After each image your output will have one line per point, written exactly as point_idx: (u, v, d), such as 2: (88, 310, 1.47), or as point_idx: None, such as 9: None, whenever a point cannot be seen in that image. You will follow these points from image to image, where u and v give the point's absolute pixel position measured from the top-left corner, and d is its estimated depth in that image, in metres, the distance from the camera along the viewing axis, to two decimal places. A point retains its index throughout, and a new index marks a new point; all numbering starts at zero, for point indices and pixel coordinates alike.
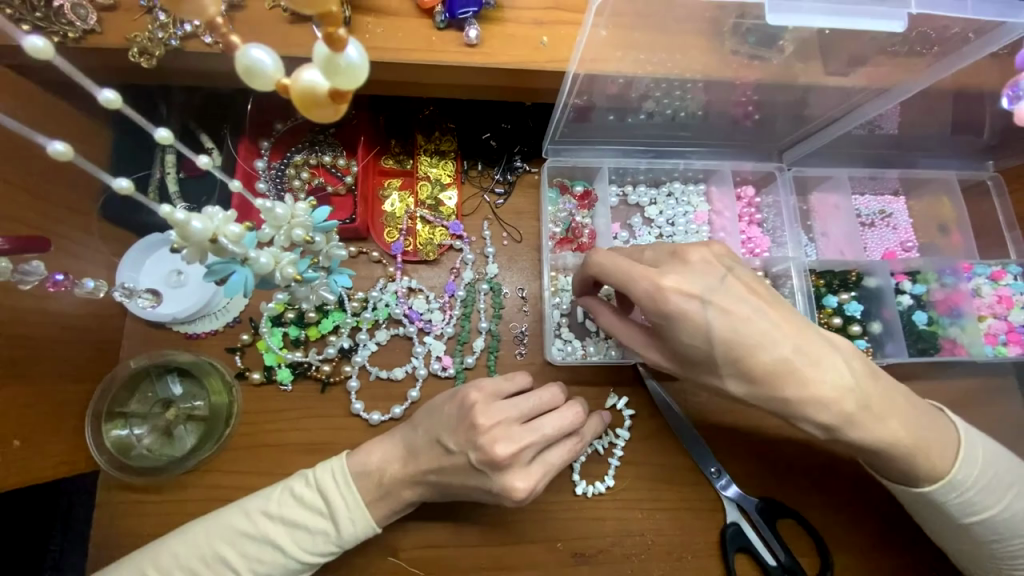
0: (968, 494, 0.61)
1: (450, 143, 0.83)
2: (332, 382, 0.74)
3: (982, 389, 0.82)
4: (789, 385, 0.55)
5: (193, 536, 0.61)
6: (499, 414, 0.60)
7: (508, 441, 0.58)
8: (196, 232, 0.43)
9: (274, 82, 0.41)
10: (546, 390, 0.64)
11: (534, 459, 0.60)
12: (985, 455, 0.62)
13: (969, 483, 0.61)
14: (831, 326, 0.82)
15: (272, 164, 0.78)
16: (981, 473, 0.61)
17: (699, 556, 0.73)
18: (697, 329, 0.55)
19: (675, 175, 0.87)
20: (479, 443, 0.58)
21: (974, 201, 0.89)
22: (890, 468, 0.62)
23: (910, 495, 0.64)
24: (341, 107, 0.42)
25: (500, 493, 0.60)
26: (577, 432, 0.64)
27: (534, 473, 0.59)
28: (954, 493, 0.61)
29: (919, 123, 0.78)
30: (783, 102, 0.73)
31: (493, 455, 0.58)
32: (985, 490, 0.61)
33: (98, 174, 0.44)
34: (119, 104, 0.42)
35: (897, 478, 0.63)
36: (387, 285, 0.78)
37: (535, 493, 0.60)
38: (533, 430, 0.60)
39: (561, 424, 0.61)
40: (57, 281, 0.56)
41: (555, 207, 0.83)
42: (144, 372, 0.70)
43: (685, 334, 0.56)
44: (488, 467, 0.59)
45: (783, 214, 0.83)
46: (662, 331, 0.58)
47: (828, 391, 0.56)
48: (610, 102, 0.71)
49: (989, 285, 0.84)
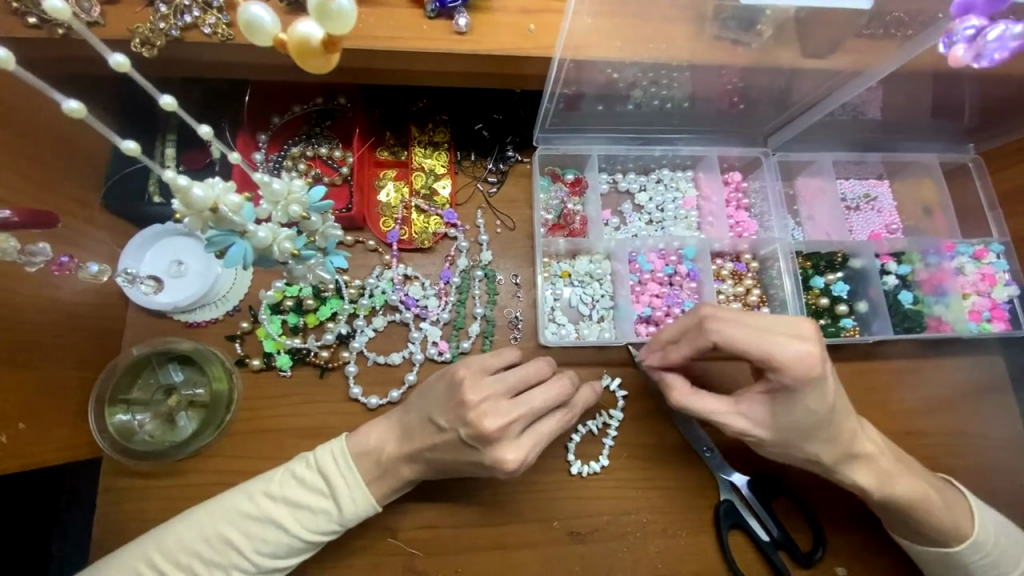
0: (990, 554, 0.67)
1: (443, 134, 0.84)
2: (330, 368, 0.76)
3: (968, 365, 0.83)
4: (852, 440, 0.63)
5: (196, 518, 0.62)
6: (486, 388, 0.61)
7: (497, 414, 0.60)
8: (196, 200, 0.46)
9: (272, 38, 0.46)
10: (533, 363, 0.65)
11: (523, 432, 0.62)
12: (995, 515, 0.69)
13: (990, 544, 0.67)
14: (818, 306, 0.85)
15: (270, 156, 0.81)
16: (996, 531, 0.68)
17: (694, 532, 0.74)
18: (823, 398, 0.59)
19: (663, 162, 0.90)
20: (467, 418, 0.60)
21: (957, 183, 0.91)
22: (923, 532, 0.67)
23: (939, 557, 0.68)
24: (331, 56, 0.48)
25: (492, 466, 0.61)
26: (566, 403, 0.65)
27: (526, 444, 0.61)
28: (978, 554, 0.67)
29: (899, 107, 0.81)
30: (766, 88, 0.75)
31: (482, 428, 0.59)
32: (1004, 553, 0.67)
33: (106, 134, 0.46)
34: (128, 67, 0.45)
35: (930, 542, 0.68)
36: (383, 272, 0.80)
37: (528, 463, 0.62)
38: (522, 403, 0.61)
39: (548, 396, 0.62)
40: (63, 264, 0.59)
41: (547, 195, 0.85)
42: (145, 359, 0.71)
43: (808, 404, 0.60)
44: (478, 442, 0.60)
45: (769, 199, 0.86)
46: (784, 401, 0.60)
47: (873, 447, 0.64)
48: (598, 90, 0.74)
49: (972, 263, 0.85)
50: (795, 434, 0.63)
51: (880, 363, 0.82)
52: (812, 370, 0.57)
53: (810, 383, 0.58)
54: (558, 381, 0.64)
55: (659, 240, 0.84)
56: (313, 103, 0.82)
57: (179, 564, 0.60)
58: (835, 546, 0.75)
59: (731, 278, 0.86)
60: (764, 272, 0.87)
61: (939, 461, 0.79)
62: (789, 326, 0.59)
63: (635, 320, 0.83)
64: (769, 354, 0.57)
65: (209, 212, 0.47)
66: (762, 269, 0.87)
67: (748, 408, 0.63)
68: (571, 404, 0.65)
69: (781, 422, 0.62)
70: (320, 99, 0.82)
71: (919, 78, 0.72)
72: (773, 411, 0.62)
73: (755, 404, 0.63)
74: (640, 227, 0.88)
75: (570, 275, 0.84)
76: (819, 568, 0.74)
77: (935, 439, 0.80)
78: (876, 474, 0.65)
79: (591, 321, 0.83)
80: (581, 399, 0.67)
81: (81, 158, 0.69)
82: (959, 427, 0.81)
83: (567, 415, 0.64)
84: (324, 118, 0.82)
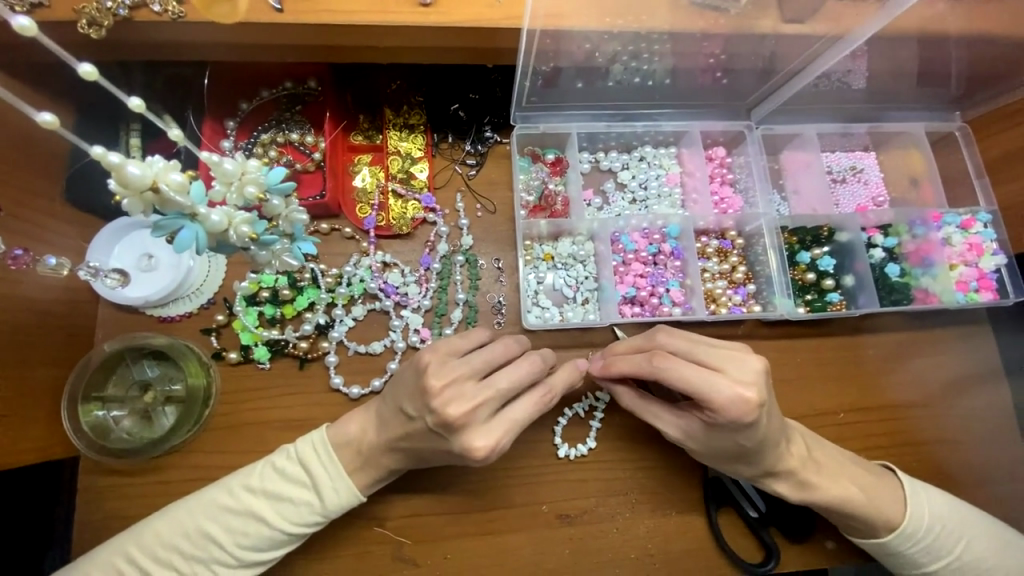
0: (922, 542, 0.68)
1: (419, 117, 0.82)
2: (310, 359, 0.74)
3: (955, 336, 0.83)
4: (771, 454, 0.63)
5: (175, 513, 0.61)
6: (452, 372, 0.59)
7: (464, 400, 0.58)
8: (134, 178, 0.44)
9: None
10: (502, 343, 0.64)
11: (493, 418, 0.60)
12: (934, 502, 0.69)
13: (920, 533, 0.68)
14: (805, 282, 0.84)
15: (239, 143, 0.79)
16: (930, 520, 0.68)
17: (683, 510, 0.74)
18: (756, 436, 0.59)
19: (646, 140, 0.88)
20: (432, 406, 0.58)
21: (942, 152, 0.90)
22: (850, 525, 0.68)
23: (872, 547, 0.69)
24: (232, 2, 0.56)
25: (461, 453, 0.60)
26: (541, 383, 0.64)
27: (495, 430, 0.59)
28: (908, 543, 0.68)
29: (885, 75, 0.79)
30: (749, 58, 0.73)
31: (446, 416, 0.57)
32: (936, 541, 0.68)
33: (20, 108, 0.42)
34: (35, 31, 0.42)
35: (858, 534, 0.69)
36: (361, 260, 0.78)
37: (500, 450, 0.59)
38: (488, 385, 0.59)
39: (516, 376, 0.61)
40: (18, 257, 0.58)
41: (527, 175, 0.84)
42: (117, 356, 0.69)
43: (740, 438, 0.60)
44: (444, 430, 0.59)
45: (753, 173, 0.84)
46: (719, 431, 0.61)
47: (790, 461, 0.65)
48: (577, 65, 0.71)
49: (959, 234, 0.84)
50: (722, 455, 0.64)
51: (867, 337, 0.81)
52: (749, 415, 0.56)
53: (746, 424, 0.58)
54: (527, 361, 0.63)
55: (643, 219, 0.83)
56: (281, 86, 0.79)
57: (158, 559, 0.59)
58: (823, 521, 0.75)
59: (716, 255, 0.85)
60: (750, 249, 0.86)
61: (926, 432, 0.79)
62: (739, 370, 0.58)
63: (620, 301, 0.81)
64: (709, 392, 0.57)
65: (151, 192, 0.45)
66: (748, 246, 0.86)
67: (686, 425, 0.63)
68: (547, 384, 0.64)
69: (713, 446, 0.63)
70: (290, 82, 0.79)
71: (904, 42, 0.70)
72: (707, 435, 0.62)
73: (692, 424, 0.63)
74: (624, 207, 0.87)
75: (553, 258, 0.83)
76: (808, 542, 0.74)
77: (921, 412, 0.80)
78: (796, 485, 0.66)
79: (576, 303, 0.82)
80: (560, 381, 0.65)
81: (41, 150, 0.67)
82: (944, 399, 0.80)
83: (539, 397, 0.63)
84: (294, 102, 0.80)
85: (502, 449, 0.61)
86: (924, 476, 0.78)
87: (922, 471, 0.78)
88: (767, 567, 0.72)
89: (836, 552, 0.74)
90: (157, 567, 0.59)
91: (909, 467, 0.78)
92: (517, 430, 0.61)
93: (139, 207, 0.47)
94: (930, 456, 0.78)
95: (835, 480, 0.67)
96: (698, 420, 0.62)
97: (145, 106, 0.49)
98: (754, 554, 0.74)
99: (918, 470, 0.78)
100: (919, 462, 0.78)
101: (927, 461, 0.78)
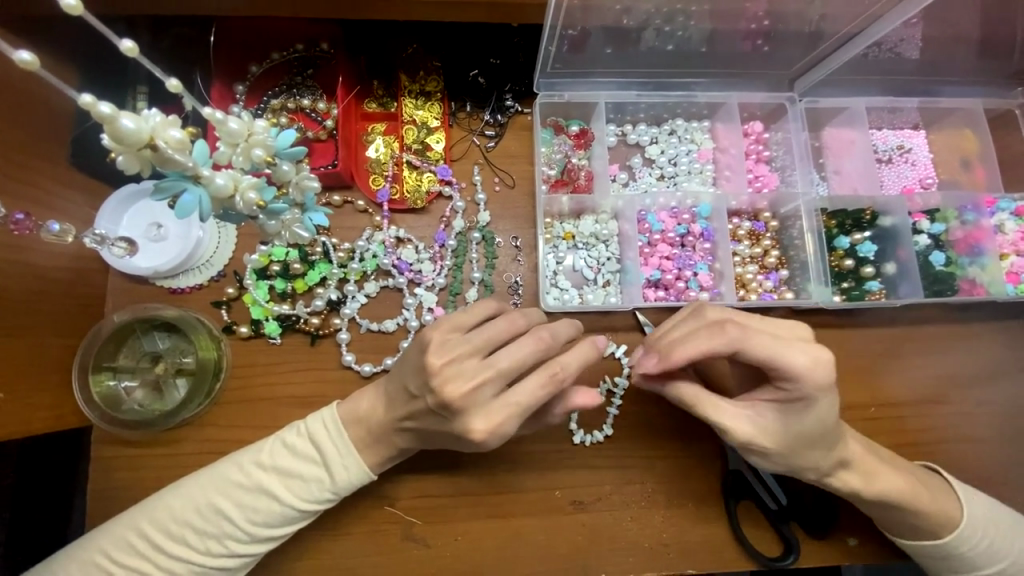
0: (981, 545, 0.65)
1: (436, 83, 0.78)
2: (322, 335, 0.72)
3: (1004, 332, 0.78)
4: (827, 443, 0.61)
5: (188, 488, 0.60)
6: (453, 350, 0.57)
7: (463, 379, 0.56)
8: (130, 133, 0.41)
9: None
10: (506, 318, 0.61)
11: (494, 398, 0.57)
12: (984, 501, 0.67)
13: (978, 535, 0.65)
14: (842, 268, 0.79)
15: (248, 109, 0.75)
16: (986, 520, 0.66)
17: (701, 502, 0.72)
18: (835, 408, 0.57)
19: (677, 111, 0.83)
20: (431, 385, 0.57)
21: (999, 131, 0.83)
22: (907, 525, 0.65)
23: (929, 548, 0.66)
24: None
25: (460, 436, 0.58)
26: (553, 360, 0.59)
27: (496, 413, 0.57)
28: (966, 545, 0.65)
29: (941, 42, 0.73)
30: (795, 20, 0.67)
31: (444, 396, 0.56)
32: (991, 543, 0.65)
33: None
34: None
35: (914, 535, 0.66)
36: (373, 234, 0.75)
37: (500, 434, 0.57)
38: (488, 364, 0.57)
39: (519, 354, 0.58)
40: (19, 222, 0.56)
41: (549, 148, 0.79)
42: (128, 327, 0.67)
43: (821, 413, 0.57)
44: (443, 411, 0.57)
45: (793, 151, 0.79)
46: (796, 409, 0.57)
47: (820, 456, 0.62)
48: (607, 26, 0.67)
49: (1012, 221, 0.80)
50: (800, 453, 0.60)
51: (906, 329, 0.77)
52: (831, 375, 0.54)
53: (826, 390, 0.55)
54: (533, 339, 0.59)
55: (671, 197, 0.78)
56: (293, 49, 0.75)
57: (170, 533, 0.59)
58: (848, 517, 0.72)
59: (748, 238, 0.80)
60: (784, 232, 0.81)
61: (963, 431, 0.75)
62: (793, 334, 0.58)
63: (643, 284, 0.78)
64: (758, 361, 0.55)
65: (148, 150, 0.42)
66: (782, 229, 0.81)
67: (756, 416, 0.59)
68: (558, 361, 0.59)
69: (789, 431, 0.58)
70: (301, 45, 0.75)
71: None
72: (784, 418, 0.58)
73: (763, 410, 0.59)
74: (651, 183, 0.82)
75: (574, 237, 0.79)
76: (830, 539, 0.71)
77: (958, 408, 0.75)
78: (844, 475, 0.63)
79: (596, 285, 0.78)
80: (572, 360, 0.59)
81: (47, 113, 0.63)
82: (985, 397, 0.76)
83: (548, 376, 0.58)
84: (306, 65, 0.76)
85: (506, 434, 0.58)
86: (959, 476, 0.74)
87: (959, 471, 0.74)
88: (786, 562, 0.69)
89: (859, 549, 0.71)
90: (171, 540, 0.59)
91: (944, 467, 0.74)
92: (522, 414, 0.57)
93: (136, 165, 0.44)
94: (968, 458, 0.74)
95: (871, 476, 0.63)
96: (768, 405, 0.59)
97: (138, 50, 0.43)
98: (774, 548, 0.71)
99: (954, 470, 0.74)
100: (955, 462, 0.74)
101: (963, 460, 0.74)
